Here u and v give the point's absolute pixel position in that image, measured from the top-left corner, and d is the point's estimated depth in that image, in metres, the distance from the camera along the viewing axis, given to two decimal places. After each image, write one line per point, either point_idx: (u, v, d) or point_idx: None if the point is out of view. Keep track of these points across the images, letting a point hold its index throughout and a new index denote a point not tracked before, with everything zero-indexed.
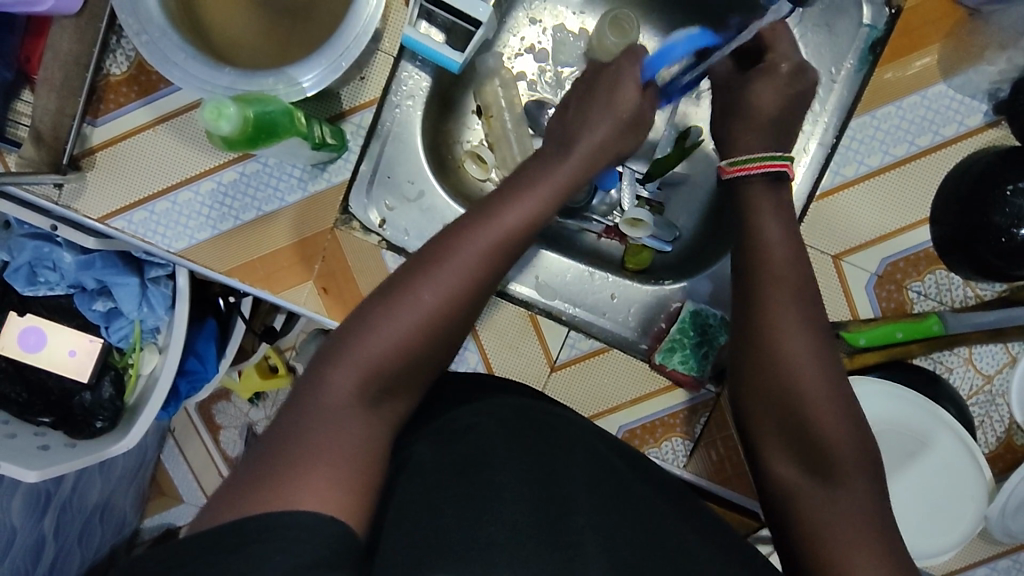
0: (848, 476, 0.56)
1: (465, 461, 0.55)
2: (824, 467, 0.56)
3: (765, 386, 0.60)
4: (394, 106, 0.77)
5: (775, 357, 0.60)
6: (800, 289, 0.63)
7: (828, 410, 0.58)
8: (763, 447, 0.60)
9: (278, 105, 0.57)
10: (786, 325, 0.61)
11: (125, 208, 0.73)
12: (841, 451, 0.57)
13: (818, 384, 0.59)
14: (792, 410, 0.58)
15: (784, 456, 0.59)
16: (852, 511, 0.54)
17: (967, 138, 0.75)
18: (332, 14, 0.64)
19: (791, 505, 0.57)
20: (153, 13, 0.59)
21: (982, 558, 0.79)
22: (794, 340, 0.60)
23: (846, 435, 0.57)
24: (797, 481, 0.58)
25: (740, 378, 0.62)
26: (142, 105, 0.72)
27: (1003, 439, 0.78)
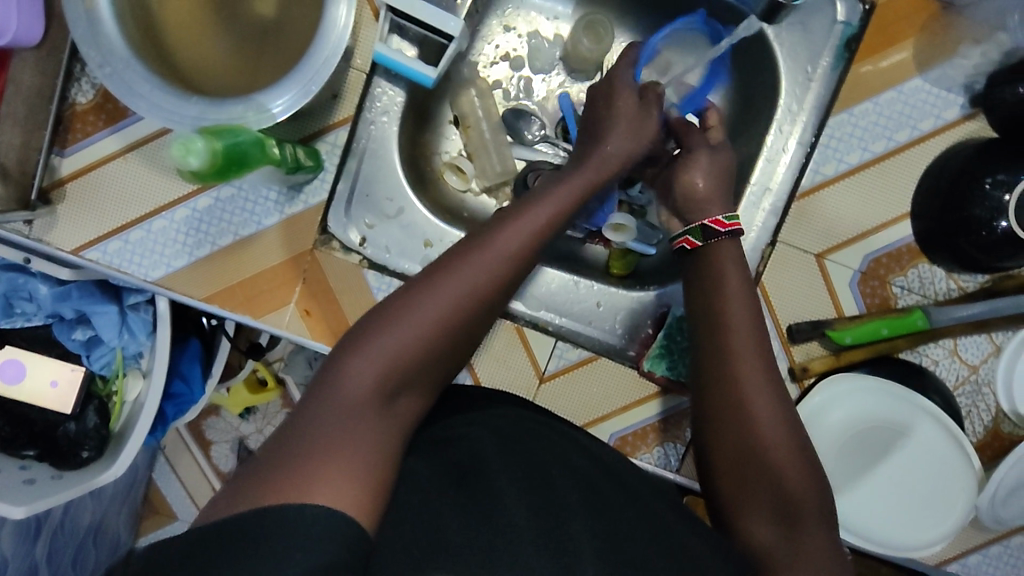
0: (814, 531, 0.56)
1: (459, 471, 0.54)
2: (791, 522, 0.56)
3: (733, 438, 0.60)
4: (368, 122, 0.76)
5: (736, 395, 0.61)
6: (760, 338, 0.63)
7: (793, 462, 0.58)
8: (731, 501, 0.60)
9: (248, 134, 0.56)
10: (751, 375, 0.61)
11: (98, 239, 0.71)
12: (804, 484, 0.57)
13: (782, 435, 0.59)
14: (758, 462, 0.59)
15: (753, 511, 0.58)
16: (820, 566, 0.54)
17: (944, 131, 0.75)
18: (300, 33, 0.62)
19: (758, 563, 0.56)
20: (117, 44, 0.57)
21: (975, 545, 0.80)
22: (752, 376, 0.61)
23: (810, 489, 0.57)
24: (765, 538, 0.57)
25: (709, 429, 0.63)
26: (110, 134, 0.71)
27: (990, 427, 0.78)
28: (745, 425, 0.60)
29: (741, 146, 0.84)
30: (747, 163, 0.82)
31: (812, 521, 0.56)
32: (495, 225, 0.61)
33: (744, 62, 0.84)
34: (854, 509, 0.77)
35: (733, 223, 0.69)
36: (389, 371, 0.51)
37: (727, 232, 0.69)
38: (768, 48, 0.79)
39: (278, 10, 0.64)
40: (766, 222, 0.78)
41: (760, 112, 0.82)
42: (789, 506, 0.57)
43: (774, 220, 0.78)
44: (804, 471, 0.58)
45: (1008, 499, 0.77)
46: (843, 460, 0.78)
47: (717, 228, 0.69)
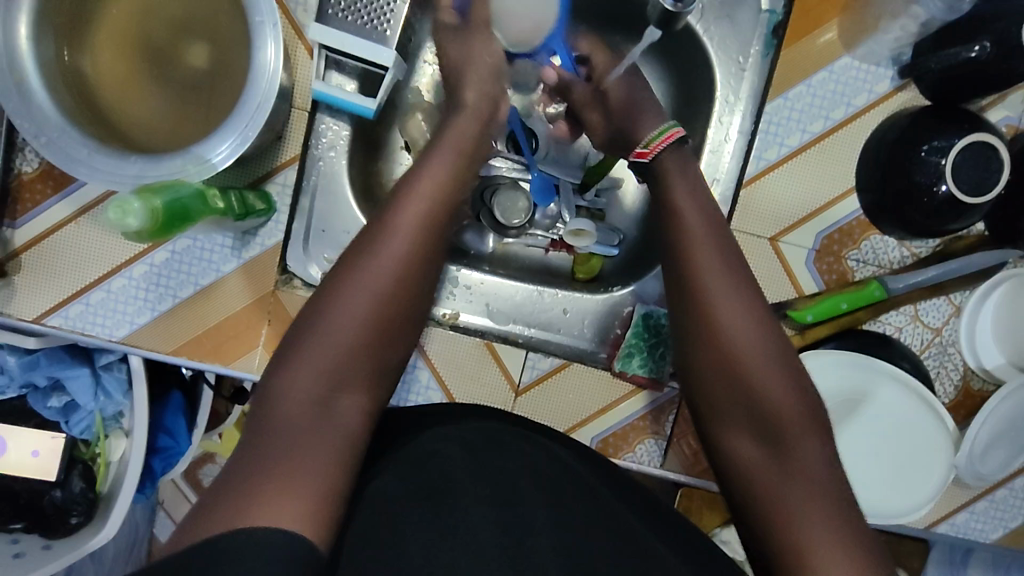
0: (800, 440, 0.56)
1: (429, 486, 0.55)
2: (774, 438, 0.57)
3: (709, 365, 0.60)
4: (317, 159, 0.76)
5: (704, 314, 0.60)
6: (725, 254, 0.63)
7: (772, 378, 0.58)
8: (716, 426, 0.60)
9: (189, 188, 0.57)
10: (720, 301, 0.60)
11: (59, 305, 0.72)
12: (782, 394, 0.58)
13: (759, 354, 0.59)
14: (735, 384, 0.59)
15: (737, 432, 0.59)
16: (806, 475, 0.55)
17: (878, 105, 0.77)
18: (233, 81, 0.63)
19: (745, 481, 0.58)
20: (50, 114, 0.57)
21: (961, 503, 0.81)
22: (720, 292, 0.60)
23: (789, 396, 0.58)
24: (750, 456, 0.58)
25: (687, 358, 0.62)
26: (60, 200, 0.71)
27: (961, 386, 0.80)
28: (717, 343, 0.60)
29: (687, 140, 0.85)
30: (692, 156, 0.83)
31: (794, 428, 0.57)
32: (408, 215, 0.59)
33: (679, 59, 0.86)
34: None
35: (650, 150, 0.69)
36: (343, 401, 0.53)
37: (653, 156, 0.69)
38: (698, 43, 0.81)
39: (209, 61, 0.64)
40: None
41: (700, 107, 0.83)
42: (769, 416, 0.57)
43: (726, 208, 0.79)
44: (781, 380, 0.58)
45: (985, 454, 0.78)
46: None
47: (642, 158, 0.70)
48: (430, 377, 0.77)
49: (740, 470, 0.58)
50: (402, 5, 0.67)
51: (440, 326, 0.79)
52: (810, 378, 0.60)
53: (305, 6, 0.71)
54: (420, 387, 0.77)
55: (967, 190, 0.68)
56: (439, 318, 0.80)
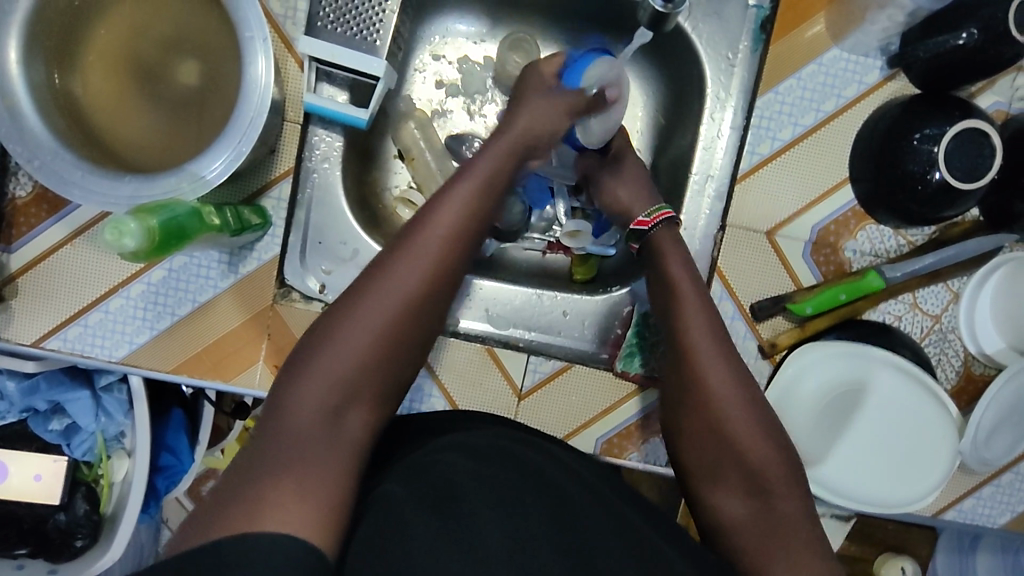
0: (784, 499, 0.57)
1: (435, 492, 0.53)
2: (759, 495, 0.58)
3: (695, 420, 0.61)
4: (311, 171, 0.75)
5: (691, 370, 0.62)
6: (711, 310, 0.65)
7: (755, 435, 0.59)
8: (701, 483, 0.61)
9: (184, 206, 0.56)
10: (705, 357, 0.62)
11: (58, 328, 0.71)
12: (766, 451, 0.59)
13: (743, 410, 0.60)
14: (721, 440, 0.60)
15: (724, 490, 0.59)
16: (791, 535, 0.55)
17: (869, 95, 0.77)
18: (225, 96, 0.63)
19: (732, 540, 0.58)
20: (43, 138, 0.57)
21: (968, 489, 0.81)
22: (707, 349, 0.62)
23: (772, 454, 0.59)
24: (736, 515, 0.58)
25: (674, 413, 0.64)
26: (55, 222, 0.70)
27: (962, 371, 0.80)
28: (703, 400, 0.61)
29: (679, 138, 0.85)
30: (685, 153, 0.83)
31: (778, 487, 0.58)
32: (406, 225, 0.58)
33: (667, 57, 0.86)
34: (845, 477, 0.78)
35: (657, 216, 0.72)
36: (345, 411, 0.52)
37: (653, 226, 0.72)
38: (687, 41, 0.81)
39: (201, 77, 0.64)
40: (713, 208, 0.80)
41: (691, 104, 0.83)
42: (754, 475, 0.58)
43: (721, 204, 0.80)
44: (764, 438, 0.60)
45: (989, 439, 0.78)
46: (828, 429, 0.78)
47: (643, 227, 0.72)
48: (433, 385, 0.77)
49: (727, 531, 0.58)
50: (391, 14, 0.67)
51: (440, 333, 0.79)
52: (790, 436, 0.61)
53: (294, 19, 0.70)
54: (422, 395, 0.77)
55: (960, 176, 0.68)
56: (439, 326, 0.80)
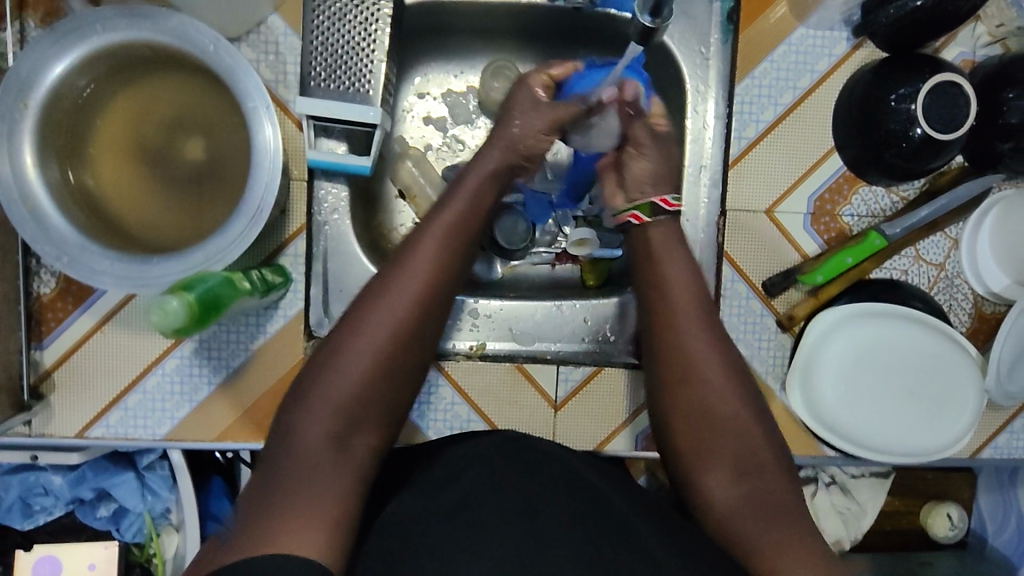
0: (769, 477, 0.61)
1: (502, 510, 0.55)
2: (751, 476, 0.61)
3: (687, 408, 0.63)
4: (322, 225, 0.77)
5: (683, 356, 0.64)
6: (698, 294, 0.66)
7: (743, 416, 0.63)
8: (693, 467, 0.62)
9: (214, 276, 0.58)
10: (697, 350, 0.64)
11: (99, 416, 0.73)
12: (750, 431, 0.63)
13: (734, 396, 0.63)
14: (709, 422, 0.63)
15: (715, 472, 0.61)
16: (778, 512, 0.59)
17: (840, 66, 0.80)
18: (235, 168, 0.65)
19: (728, 522, 0.59)
20: (68, 234, 0.59)
21: (1000, 425, 0.84)
22: (695, 334, 0.65)
23: (755, 435, 0.63)
24: (728, 497, 0.60)
25: (663, 397, 0.65)
26: (83, 312, 0.72)
27: (975, 312, 0.83)
28: (694, 383, 0.63)
29: None
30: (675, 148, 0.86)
31: (762, 466, 0.61)
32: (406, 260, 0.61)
33: None
34: (881, 433, 0.80)
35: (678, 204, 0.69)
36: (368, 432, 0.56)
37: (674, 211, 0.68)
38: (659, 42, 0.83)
39: (207, 153, 0.66)
40: (711, 195, 0.82)
41: (672, 101, 0.85)
42: (742, 454, 0.62)
43: (717, 191, 0.82)
44: (747, 419, 0.63)
45: (1012, 374, 0.81)
46: (863, 390, 0.80)
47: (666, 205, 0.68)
48: (470, 410, 0.79)
49: (716, 511, 0.60)
50: (379, 64, 0.70)
51: (468, 359, 0.80)
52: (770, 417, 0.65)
53: (285, 82, 0.73)
54: (461, 422, 0.79)
55: (941, 129, 0.71)
56: (466, 351, 0.81)
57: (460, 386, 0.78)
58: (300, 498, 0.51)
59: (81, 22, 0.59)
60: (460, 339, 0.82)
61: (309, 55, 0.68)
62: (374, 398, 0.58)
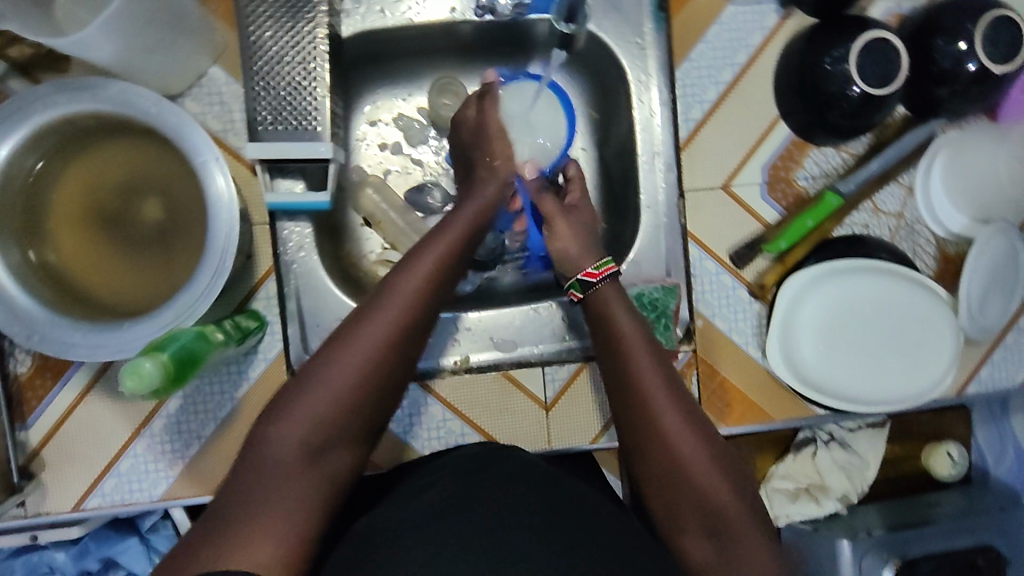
0: (747, 540, 0.59)
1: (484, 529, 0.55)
2: (724, 537, 0.60)
3: (657, 469, 0.62)
4: (290, 264, 0.76)
5: (650, 420, 0.62)
6: (655, 349, 0.66)
7: (718, 481, 0.61)
8: (668, 529, 0.62)
9: (187, 333, 0.57)
10: (668, 415, 0.62)
11: (93, 486, 0.72)
12: (727, 494, 0.61)
13: (705, 459, 0.62)
14: (683, 488, 0.61)
15: (692, 536, 0.61)
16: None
17: (773, 37, 0.82)
18: (195, 224, 0.65)
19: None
20: (37, 312, 0.59)
21: (980, 360, 0.86)
22: (660, 396, 0.63)
23: (733, 498, 0.61)
24: (702, 560, 0.60)
25: (637, 460, 0.64)
26: (62, 387, 0.72)
27: (940, 255, 0.85)
28: (665, 447, 0.62)
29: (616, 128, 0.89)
30: (626, 140, 0.86)
31: (740, 528, 0.60)
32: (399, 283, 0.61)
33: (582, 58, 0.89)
34: (863, 383, 0.82)
35: (604, 269, 0.70)
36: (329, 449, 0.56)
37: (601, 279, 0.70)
38: (596, 39, 0.83)
39: (165, 211, 0.66)
40: (668, 180, 0.82)
41: (617, 93, 0.85)
42: (718, 519, 0.60)
43: (673, 174, 0.82)
44: (723, 481, 0.61)
45: (983, 308, 0.83)
46: (843, 342, 0.81)
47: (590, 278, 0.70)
48: (463, 424, 0.79)
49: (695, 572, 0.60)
50: (323, 99, 0.70)
51: (454, 374, 0.80)
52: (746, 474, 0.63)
53: (234, 130, 0.73)
54: (456, 437, 0.79)
55: (877, 84, 0.73)
56: (451, 367, 0.80)
57: (449, 402, 0.79)
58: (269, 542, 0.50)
59: (20, 102, 0.59)
60: (444, 356, 0.81)
61: (253, 99, 0.69)
62: (362, 422, 0.58)
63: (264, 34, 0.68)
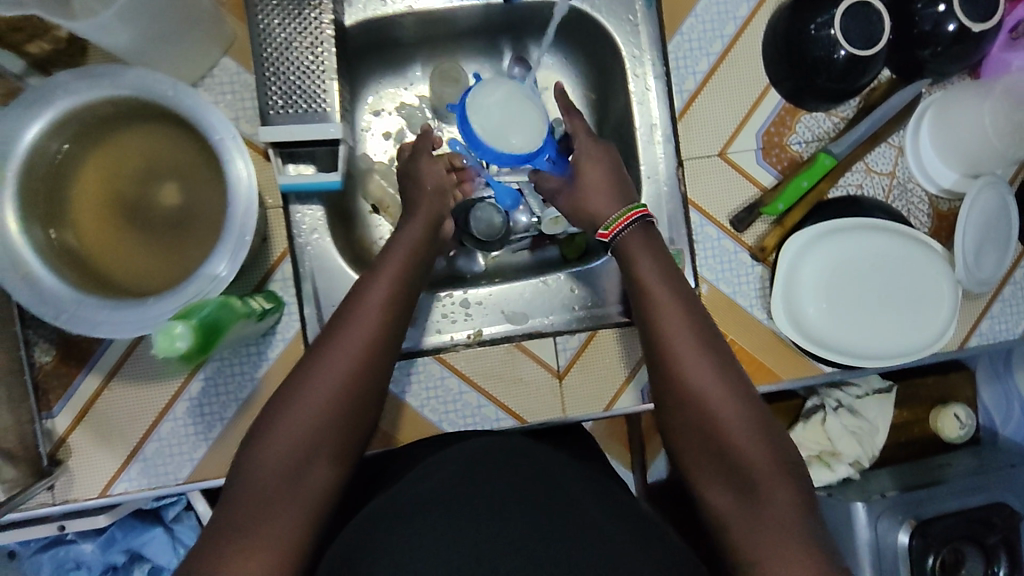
0: (771, 488, 0.59)
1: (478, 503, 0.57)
2: (746, 487, 0.60)
3: (682, 419, 0.64)
4: (304, 247, 0.78)
5: (676, 373, 0.64)
6: (684, 303, 0.67)
7: (745, 431, 0.62)
8: (694, 477, 0.64)
9: (212, 301, 0.59)
10: (693, 367, 0.64)
11: (118, 472, 0.74)
12: (751, 444, 0.61)
13: (731, 409, 0.62)
14: (707, 437, 0.62)
15: (716, 484, 0.62)
16: (775, 525, 0.58)
17: (759, 8, 0.85)
18: (213, 205, 0.67)
19: (725, 531, 0.61)
20: (65, 292, 0.61)
21: (980, 312, 0.88)
22: (686, 349, 0.65)
23: (759, 448, 0.61)
24: (724, 509, 0.61)
25: (665, 411, 0.66)
26: (87, 374, 0.73)
27: (933, 212, 0.88)
28: (690, 398, 0.63)
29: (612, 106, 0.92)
30: (623, 115, 0.89)
31: (764, 477, 0.60)
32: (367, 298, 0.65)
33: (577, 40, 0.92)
34: (867, 342, 0.83)
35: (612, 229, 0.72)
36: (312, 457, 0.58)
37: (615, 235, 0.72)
38: (590, 19, 0.86)
39: (183, 197, 0.68)
40: (666, 151, 0.85)
41: (613, 71, 0.89)
42: (740, 469, 0.61)
43: (672, 145, 0.85)
44: (750, 430, 0.62)
45: (979, 261, 0.85)
46: (845, 302, 0.83)
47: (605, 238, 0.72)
48: (479, 396, 0.81)
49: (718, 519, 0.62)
50: (332, 82, 0.72)
51: (468, 346, 0.82)
52: (777, 425, 0.63)
53: (246, 118, 0.76)
54: (473, 409, 0.81)
55: (862, 46, 0.76)
56: (465, 341, 0.83)
57: (465, 375, 0.81)
58: (255, 541, 0.54)
59: (43, 90, 0.61)
60: (459, 330, 0.84)
61: (264, 85, 0.71)
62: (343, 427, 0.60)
63: (272, 21, 0.71)
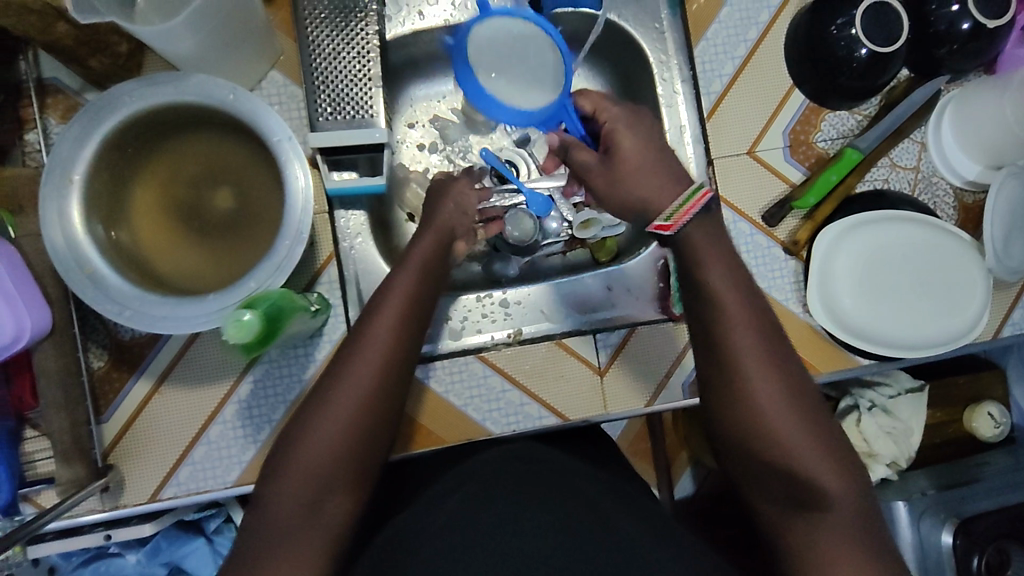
0: (830, 490, 0.58)
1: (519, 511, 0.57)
2: (804, 489, 0.59)
3: (736, 418, 0.61)
4: (349, 250, 0.81)
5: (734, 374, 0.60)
6: (746, 296, 0.62)
7: (802, 434, 0.59)
8: (744, 476, 0.63)
9: (273, 294, 0.61)
10: (753, 367, 0.60)
11: (168, 475, 0.74)
12: (808, 444, 0.59)
13: (787, 409, 0.60)
14: (763, 440, 0.60)
15: (771, 484, 0.60)
16: (831, 526, 0.57)
17: (780, 13, 0.88)
18: (265, 208, 0.69)
19: (780, 528, 0.60)
20: (127, 289, 0.63)
21: (1012, 302, 0.89)
22: (745, 351, 0.60)
23: (817, 450, 0.59)
24: (774, 510, 0.61)
25: (718, 410, 0.63)
26: (139, 378, 0.74)
27: (959, 205, 0.90)
28: (748, 399, 0.60)
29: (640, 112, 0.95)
30: None
31: (824, 476, 0.58)
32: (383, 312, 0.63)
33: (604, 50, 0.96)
34: (901, 334, 0.84)
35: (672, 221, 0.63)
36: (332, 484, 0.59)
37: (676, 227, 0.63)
38: (619, 29, 0.90)
39: (236, 201, 0.71)
40: (696, 152, 0.88)
41: (640, 78, 0.92)
42: (797, 472, 0.59)
43: (701, 145, 0.88)
44: (806, 432, 0.59)
45: (1009, 250, 0.85)
46: (878, 294, 0.85)
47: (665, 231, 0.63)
48: (521, 394, 0.82)
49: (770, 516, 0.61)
50: (376, 90, 0.75)
51: (509, 345, 0.83)
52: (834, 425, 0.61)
53: (293, 127, 0.79)
54: (516, 407, 0.81)
55: (883, 43, 0.79)
56: (505, 340, 0.85)
57: (507, 373, 0.82)
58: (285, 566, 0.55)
59: (107, 98, 0.64)
60: (501, 330, 0.86)
61: (313, 94, 0.74)
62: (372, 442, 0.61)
63: (320, 33, 0.74)
